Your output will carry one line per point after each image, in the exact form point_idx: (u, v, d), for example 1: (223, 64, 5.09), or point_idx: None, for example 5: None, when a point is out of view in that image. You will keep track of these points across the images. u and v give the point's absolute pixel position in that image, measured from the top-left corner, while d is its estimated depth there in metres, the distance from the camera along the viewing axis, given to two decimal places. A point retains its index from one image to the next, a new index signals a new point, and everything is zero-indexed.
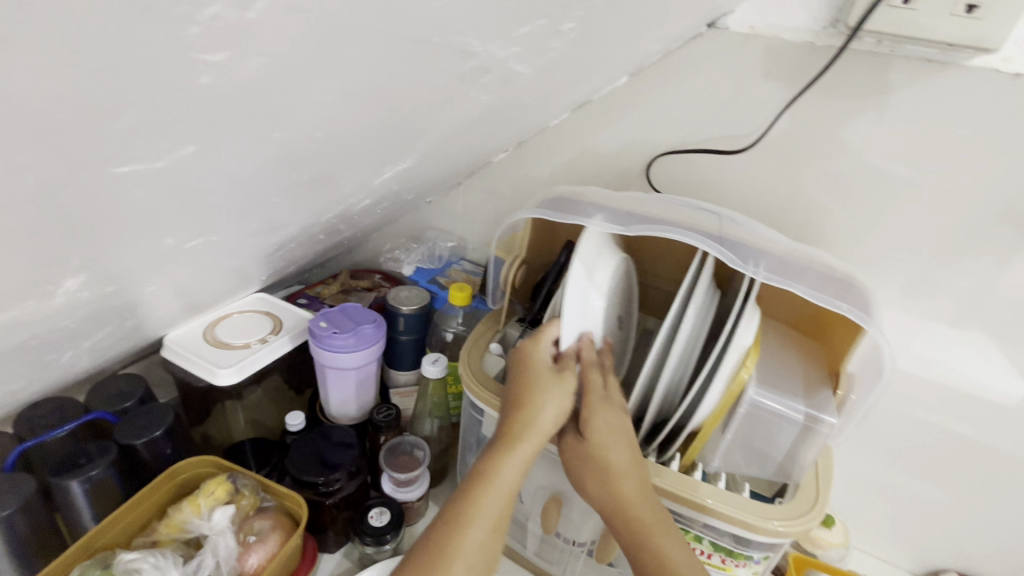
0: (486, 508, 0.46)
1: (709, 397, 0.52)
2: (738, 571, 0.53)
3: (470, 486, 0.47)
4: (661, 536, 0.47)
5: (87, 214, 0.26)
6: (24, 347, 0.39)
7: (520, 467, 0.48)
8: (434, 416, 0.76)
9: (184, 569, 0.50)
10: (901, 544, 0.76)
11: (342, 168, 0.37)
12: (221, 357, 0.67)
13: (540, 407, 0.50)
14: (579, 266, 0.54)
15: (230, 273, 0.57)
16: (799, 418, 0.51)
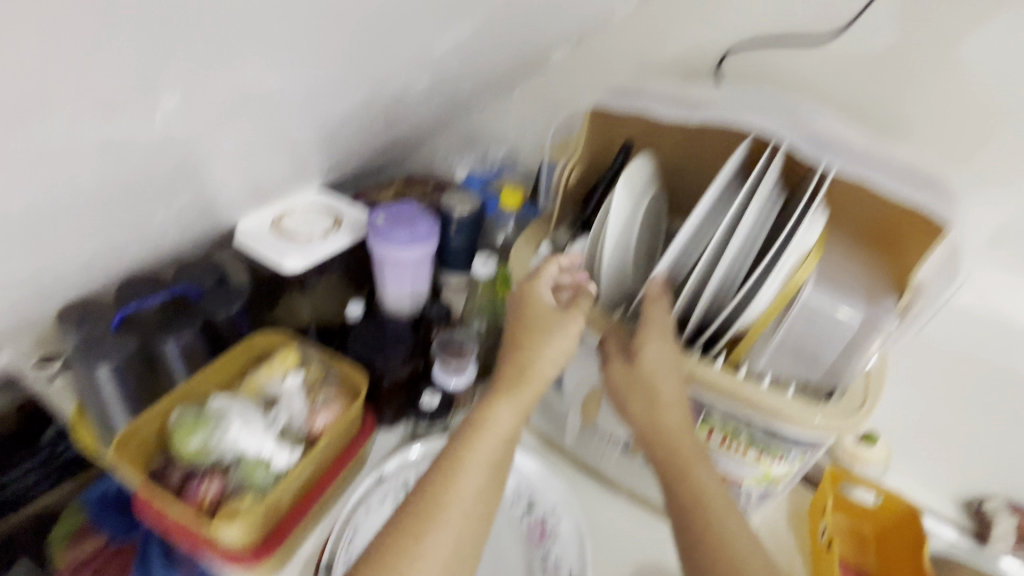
0: (481, 452, 0.51)
1: (764, 295, 0.51)
2: (773, 466, 0.55)
3: (469, 431, 0.53)
4: (694, 458, 0.53)
5: (183, 22, 0.28)
6: (122, 191, 0.43)
7: (514, 417, 0.53)
8: (482, 316, 0.79)
9: (263, 418, 0.55)
10: (947, 472, 0.74)
11: (401, 5, 0.37)
12: (288, 244, 0.71)
13: (538, 357, 0.54)
14: (717, 182, 0.54)
15: (294, 151, 0.60)
16: (854, 322, 0.52)
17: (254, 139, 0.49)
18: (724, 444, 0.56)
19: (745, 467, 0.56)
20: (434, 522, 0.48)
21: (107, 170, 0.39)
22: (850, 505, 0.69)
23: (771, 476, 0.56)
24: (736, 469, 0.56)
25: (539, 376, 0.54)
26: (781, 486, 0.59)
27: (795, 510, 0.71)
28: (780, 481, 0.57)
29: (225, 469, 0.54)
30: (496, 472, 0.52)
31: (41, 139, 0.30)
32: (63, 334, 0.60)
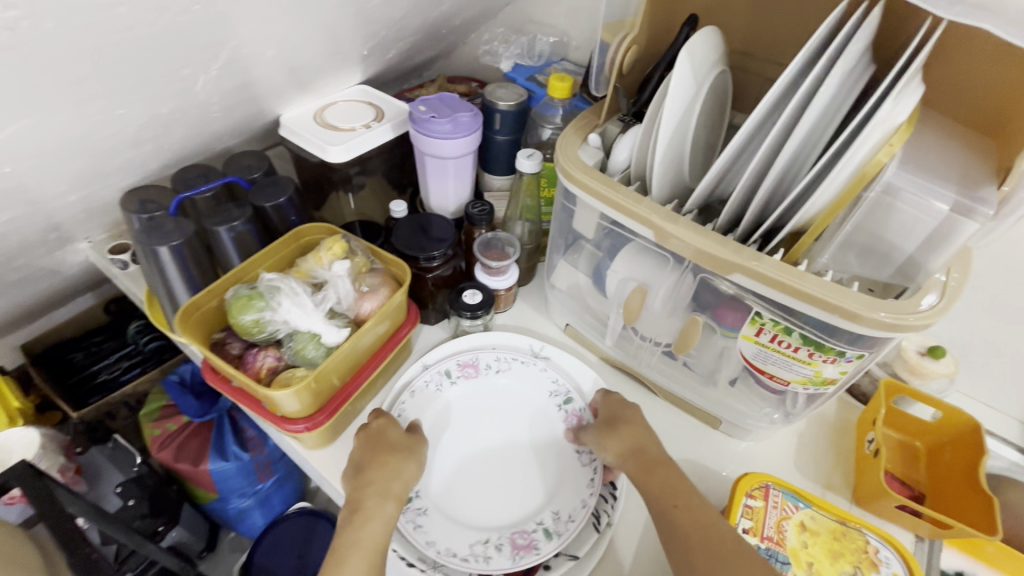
0: (373, 507, 0.50)
1: (833, 183, 0.46)
2: (825, 367, 0.52)
3: (349, 515, 0.49)
4: (676, 470, 0.54)
5: None
6: (154, 57, 0.43)
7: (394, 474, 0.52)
8: (525, 220, 0.77)
9: (312, 297, 0.57)
10: (1018, 393, 0.70)
11: None
12: (330, 137, 0.70)
13: (401, 472, 0.53)
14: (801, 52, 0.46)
15: (330, 20, 0.57)
16: (943, 208, 0.45)
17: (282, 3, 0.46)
18: (773, 343, 0.53)
19: (794, 367, 0.54)
20: None
21: (133, 22, 0.37)
22: (903, 418, 0.66)
23: (823, 378, 0.54)
24: (785, 369, 0.54)
25: (397, 480, 0.52)
26: (831, 389, 0.56)
27: (841, 419, 0.70)
28: (831, 384, 0.55)
29: (279, 344, 0.56)
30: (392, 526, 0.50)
31: None
32: (126, 215, 0.63)
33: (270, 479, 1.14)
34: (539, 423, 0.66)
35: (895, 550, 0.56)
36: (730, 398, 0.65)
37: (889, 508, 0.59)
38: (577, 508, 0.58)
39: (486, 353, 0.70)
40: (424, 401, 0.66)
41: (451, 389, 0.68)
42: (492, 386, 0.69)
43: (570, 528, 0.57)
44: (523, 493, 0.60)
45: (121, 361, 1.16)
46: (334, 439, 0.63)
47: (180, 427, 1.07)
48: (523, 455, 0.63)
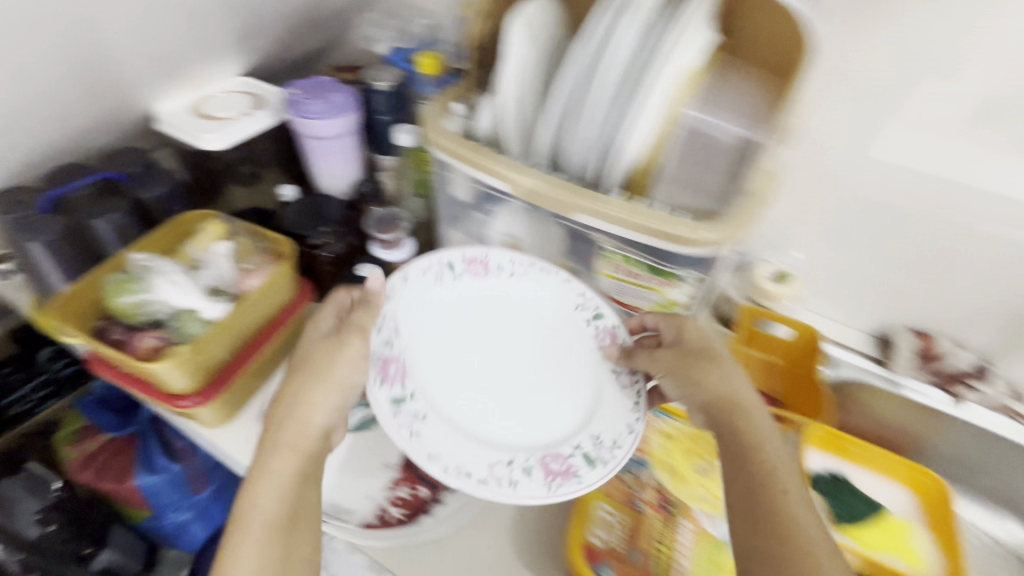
0: (267, 473, 0.48)
1: (644, 120, 0.52)
2: (667, 290, 0.60)
3: (249, 481, 0.48)
4: (756, 410, 0.51)
5: None
6: None
7: (294, 437, 0.49)
8: (415, 195, 0.81)
9: (192, 279, 0.59)
10: (857, 306, 0.81)
11: None
12: (206, 125, 0.72)
13: (293, 421, 0.50)
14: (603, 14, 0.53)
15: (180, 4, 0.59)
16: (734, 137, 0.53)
17: None
18: (623, 274, 0.61)
19: (643, 294, 0.62)
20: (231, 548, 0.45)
21: None
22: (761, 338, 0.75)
23: (668, 300, 0.62)
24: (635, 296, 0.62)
25: (305, 425, 0.50)
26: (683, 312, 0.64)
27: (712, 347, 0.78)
28: (680, 307, 0.62)
29: (157, 324, 0.58)
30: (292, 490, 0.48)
31: None
32: None
33: (206, 489, 0.98)
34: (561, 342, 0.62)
35: None
36: None
37: None
38: (624, 433, 0.53)
39: (499, 253, 0.64)
40: (420, 295, 0.63)
41: (457, 284, 0.64)
42: (491, 291, 0.65)
43: (617, 454, 0.51)
44: (564, 411, 0.57)
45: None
46: (235, 415, 0.65)
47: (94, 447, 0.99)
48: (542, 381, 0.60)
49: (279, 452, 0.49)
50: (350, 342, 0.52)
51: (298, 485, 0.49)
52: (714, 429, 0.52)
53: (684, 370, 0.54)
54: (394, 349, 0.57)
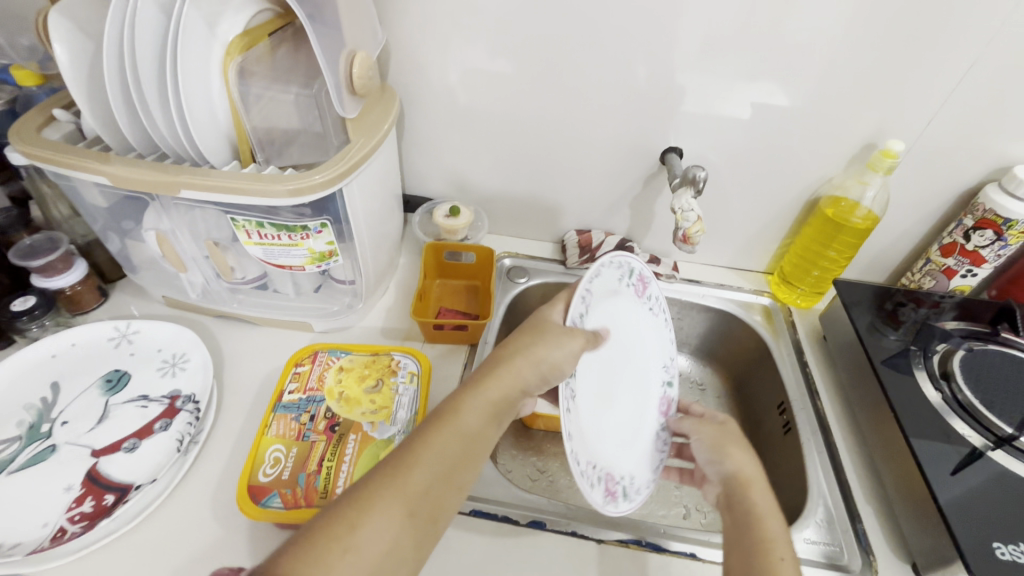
0: (416, 475, 0.44)
1: (214, 100, 0.58)
2: (309, 243, 0.65)
3: (353, 498, 0.42)
4: (762, 484, 0.57)
5: None
6: None
7: (477, 414, 0.50)
8: (76, 214, 0.77)
9: None
10: (536, 221, 0.98)
11: None
12: None
13: (439, 447, 0.47)
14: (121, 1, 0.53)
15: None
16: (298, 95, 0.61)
17: None
18: (264, 238, 0.65)
19: (293, 253, 0.67)
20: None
21: None
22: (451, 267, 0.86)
23: (319, 252, 0.67)
24: (286, 255, 0.66)
25: (515, 386, 0.54)
26: (342, 259, 0.71)
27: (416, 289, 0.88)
28: (333, 255, 0.69)
29: None
30: (461, 466, 0.47)
31: None
32: None
33: None
34: (651, 381, 0.72)
35: (414, 356, 0.68)
36: (314, 301, 0.79)
37: (434, 331, 0.77)
38: (643, 483, 0.63)
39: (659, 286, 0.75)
40: (615, 293, 0.68)
41: (620, 295, 0.69)
42: (640, 312, 0.72)
43: (637, 492, 0.61)
44: (635, 439, 0.66)
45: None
46: None
47: None
48: (638, 398, 0.70)
49: (420, 487, 0.44)
50: (574, 338, 0.57)
51: (429, 487, 0.45)
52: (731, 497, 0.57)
53: (718, 439, 0.61)
54: (584, 324, 0.61)
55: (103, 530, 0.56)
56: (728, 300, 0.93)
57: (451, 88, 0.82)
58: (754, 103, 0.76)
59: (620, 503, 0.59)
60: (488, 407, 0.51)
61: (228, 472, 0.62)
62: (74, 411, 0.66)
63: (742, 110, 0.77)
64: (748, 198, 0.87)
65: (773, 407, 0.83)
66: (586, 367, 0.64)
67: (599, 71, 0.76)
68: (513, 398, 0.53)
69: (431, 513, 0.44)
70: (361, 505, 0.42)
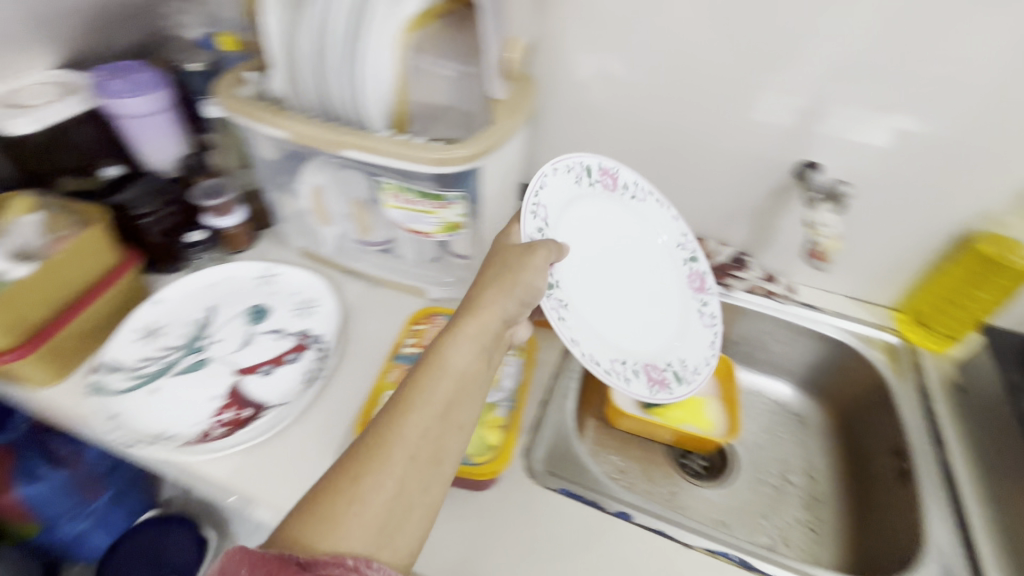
0: (406, 423, 0.46)
1: (388, 61, 0.61)
2: (444, 213, 0.70)
3: (354, 456, 0.44)
4: None
5: None
6: None
7: (457, 354, 0.51)
8: (243, 166, 0.88)
9: None
10: None
11: None
12: (14, 113, 0.76)
13: (426, 393, 0.48)
14: None
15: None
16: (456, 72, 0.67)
17: None
18: (405, 203, 0.70)
19: (426, 220, 0.71)
20: (308, 540, 0.39)
21: None
22: None
23: (449, 223, 0.71)
24: (420, 222, 0.71)
25: (493, 318, 0.55)
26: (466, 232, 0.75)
27: None
28: (461, 227, 0.73)
29: None
30: (449, 403, 0.49)
31: None
32: None
33: (101, 494, 1.27)
34: (664, 266, 0.80)
35: None
36: (428, 271, 0.84)
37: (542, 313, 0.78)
38: (701, 363, 0.76)
39: (625, 172, 0.76)
40: (568, 199, 0.68)
41: (575, 195, 0.69)
42: (602, 202, 0.73)
43: (697, 376, 0.74)
44: (665, 331, 0.77)
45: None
46: (69, 374, 0.70)
47: None
48: (659, 299, 0.78)
49: (415, 435, 0.45)
50: (535, 254, 0.58)
51: (429, 432, 0.46)
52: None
53: None
54: (545, 237, 0.63)
55: (241, 437, 0.63)
56: (846, 331, 0.87)
57: (582, 85, 0.84)
58: (894, 129, 0.71)
59: (673, 390, 0.72)
60: (471, 346, 0.52)
61: (342, 411, 0.68)
62: (224, 333, 0.75)
63: (879, 136, 0.73)
64: (886, 225, 0.81)
65: (887, 453, 0.77)
66: (575, 276, 0.68)
67: (732, 80, 0.75)
68: (491, 330, 0.54)
69: (432, 453, 0.46)
70: (367, 458, 0.44)
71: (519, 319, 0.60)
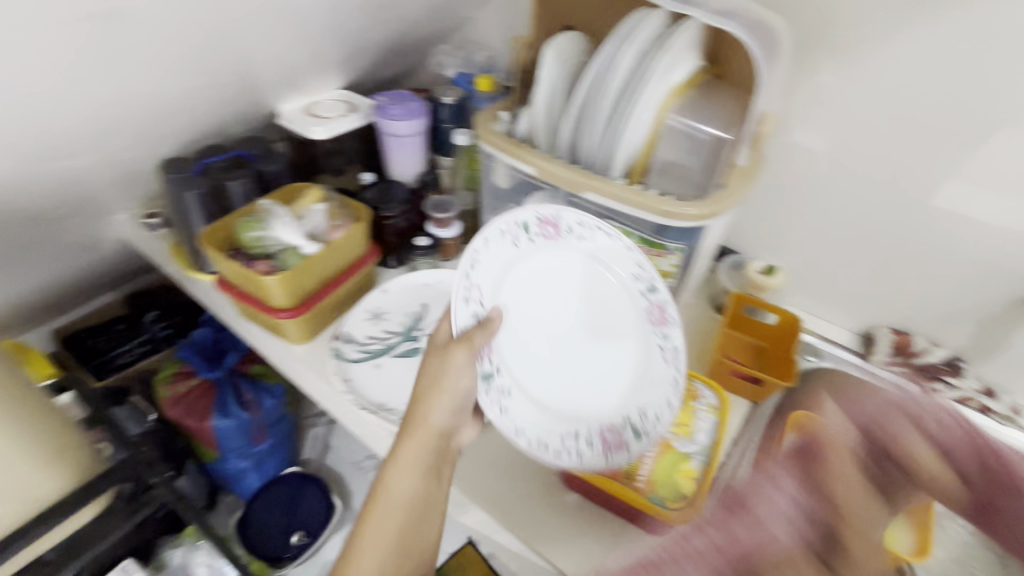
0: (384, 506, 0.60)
1: (643, 120, 0.68)
2: (660, 261, 0.75)
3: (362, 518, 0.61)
4: None
5: None
6: (184, 53, 0.67)
7: (411, 454, 0.62)
8: (467, 188, 1.00)
9: (298, 220, 0.80)
10: (844, 306, 0.92)
11: None
12: (314, 122, 0.95)
13: (397, 485, 0.61)
14: (612, 42, 0.68)
15: (314, 31, 0.83)
16: (706, 138, 0.69)
17: (268, 22, 0.71)
18: None
19: None
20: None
21: (171, 29, 0.61)
22: (748, 323, 0.87)
23: (661, 271, 0.76)
24: None
25: (429, 427, 0.63)
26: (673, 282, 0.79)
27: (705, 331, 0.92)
28: (670, 277, 0.77)
29: (270, 259, 0.78)
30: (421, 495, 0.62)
31: None
32: (164, 173, 0.87)
33: (265, 443, 1.43)
34: (625, 313, 0.67)
35: (715, 391, 0.72)
36: None
37: (727, 374, 0.80)
38: (663, 408, 0.63)
39: (571, 214, 0.65)
40: (512, 262, 0.69)
41: (528, 249, 0.68)
42: (555, 249, 0.68)
43: (657, 425, 0.63)
44: (632, 377, 0.67)
45: (127, 343, 1.43)
46: (314, 338, 0.84)
47: (190, 390, 1.36)
48: (608, 343, 0.68)
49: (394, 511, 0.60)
50: (455, 352, 0.63)
51: (411, 514, 0.61)
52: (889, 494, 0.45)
53: None
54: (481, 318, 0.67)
55: None
56: None
57: (808, 160, 0.82)
58: None
59: (630, 451, 0.63)
60: (418, 454, 0.62)
61: None
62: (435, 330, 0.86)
63: None
64: None
65: None
66: (511, 338, 0.69)
67: (990, 179, 0.70)
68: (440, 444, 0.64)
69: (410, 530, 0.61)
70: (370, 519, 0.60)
71: (465, 422, 0.68)
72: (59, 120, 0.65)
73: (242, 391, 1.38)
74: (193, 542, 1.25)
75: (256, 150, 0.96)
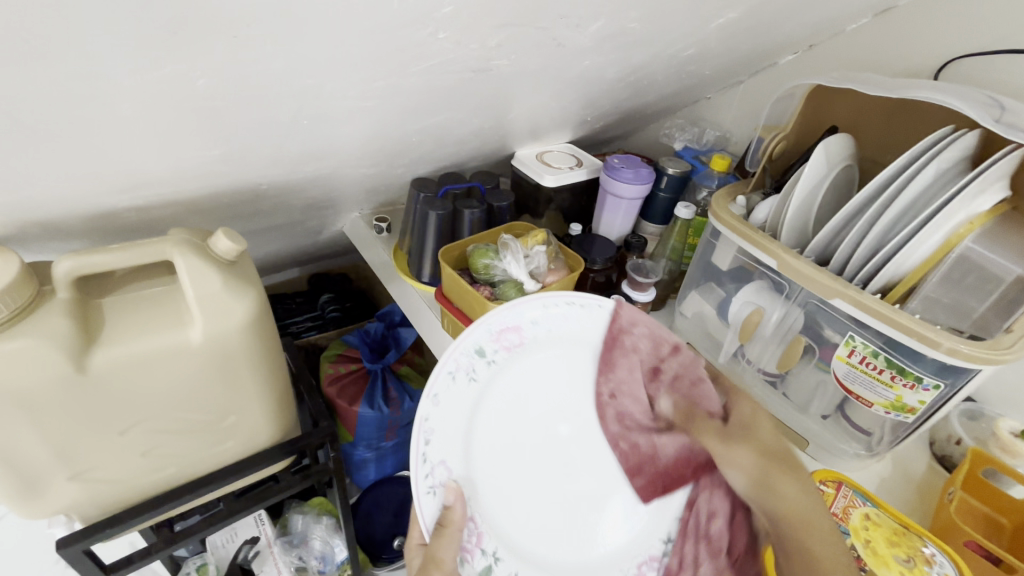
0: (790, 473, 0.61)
1: (925, 245, 0.63)
2: (905, 392, 0.67)
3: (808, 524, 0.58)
4: None
5: (559, 47, 0.58)
6: (487, 113, 0.76)
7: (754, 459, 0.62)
8: (669, 258, 1.00)
9: (524, 258, 0.85)
10: None
11: (671, 30, 0.63)
12: (545, 170, 1.02)
13: None
14: (907, 156, 0.67)
15: (581, 103, 0.89)
16: (1005, 275, 0.63)
17: (557, 95, 0.78)
18: (862, 364, 0.69)
19: (878, 389, 0.69)
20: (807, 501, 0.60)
21: (494, 101, 0.70)
22: (985, 490, 0.73)
23: (902, 402, 0.68)
24: (870, 389, 0.69)
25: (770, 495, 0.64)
26: (911, 419, 0.70)
27: (918, 481, 0.80)
28: (911, 412, 0.68)
29: (491, 285, 0.86)
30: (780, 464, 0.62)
31: (503, 75, 0.61)
32: (412, 190, 0.98)
33: (392, 440, 1.44)
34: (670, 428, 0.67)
35: (949, 558, 0.61)
36: (820, 429, 0.81)
37: (958, 543, 0.68)
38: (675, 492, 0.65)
39: (528, 308, 0.67)
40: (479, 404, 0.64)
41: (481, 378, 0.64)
42: (509, 370, 0.66)
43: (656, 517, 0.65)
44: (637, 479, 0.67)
45: (307, 319, 1.61)
46: None
47: (348, 372, 1.42)
48: (573, 461, 0.68)
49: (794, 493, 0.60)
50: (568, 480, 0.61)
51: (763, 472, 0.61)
52: (769, 523, 0.60)
53: None
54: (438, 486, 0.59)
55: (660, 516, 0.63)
56: None
57: None
58: None
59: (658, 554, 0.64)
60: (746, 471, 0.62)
61: None
62: None
63: None
64: None
65: None
66: (497, 463, 0.64)
67: None
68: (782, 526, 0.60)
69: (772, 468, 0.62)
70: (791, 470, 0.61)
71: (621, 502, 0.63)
72: (372, 153, 0.76)
73: (389, 387, 1.40)
74: (317, 515, 1.25)
75: (486, 185, 1.05)
